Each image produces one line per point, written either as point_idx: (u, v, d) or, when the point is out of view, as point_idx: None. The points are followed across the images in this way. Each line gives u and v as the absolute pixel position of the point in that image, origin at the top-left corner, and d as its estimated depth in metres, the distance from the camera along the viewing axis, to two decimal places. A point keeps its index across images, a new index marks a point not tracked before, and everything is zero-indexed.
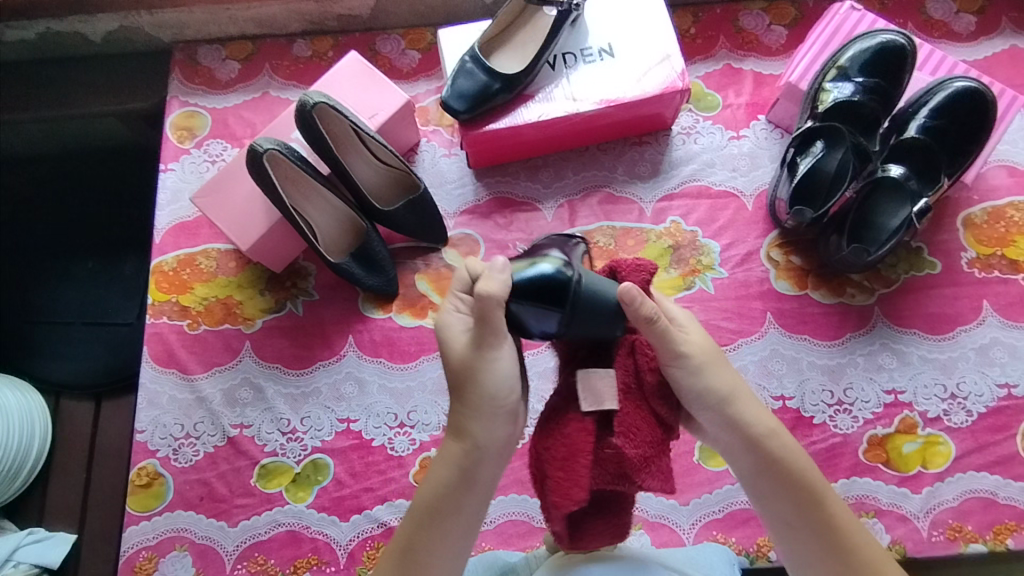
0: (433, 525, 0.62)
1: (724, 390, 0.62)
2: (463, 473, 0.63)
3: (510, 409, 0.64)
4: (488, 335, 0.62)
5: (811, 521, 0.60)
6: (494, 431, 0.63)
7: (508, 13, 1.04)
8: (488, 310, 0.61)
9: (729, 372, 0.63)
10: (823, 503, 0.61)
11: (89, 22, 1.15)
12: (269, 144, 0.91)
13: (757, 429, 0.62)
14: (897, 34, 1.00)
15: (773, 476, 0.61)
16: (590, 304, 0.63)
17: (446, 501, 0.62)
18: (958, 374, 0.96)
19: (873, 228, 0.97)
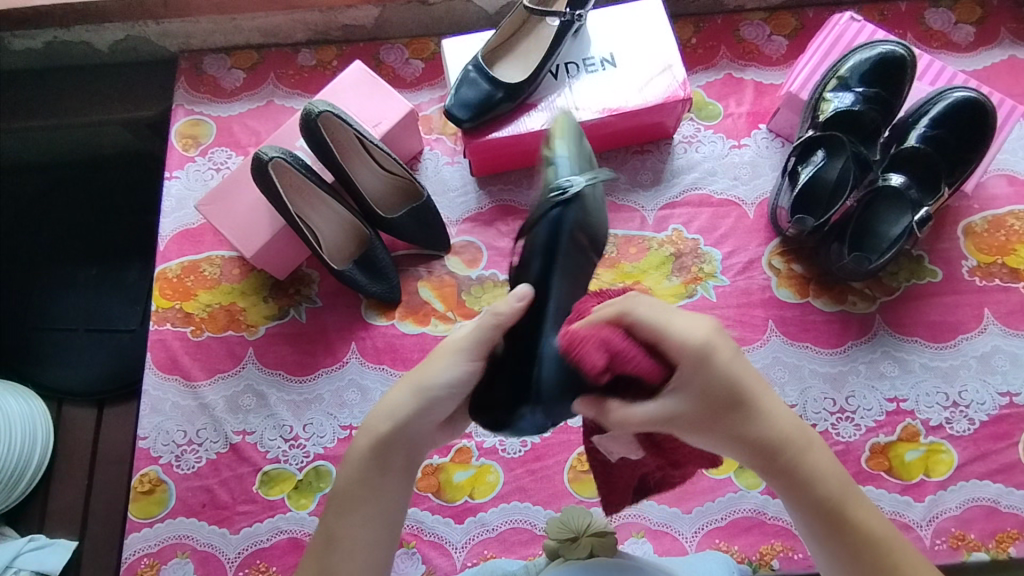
0: (346, 509, 0.63)
1: (725, 433, 0.60)
2: (375, 455, 0.64)
3: (435, 397, 0.64)
4: (467, 342, 0.64)
5: (834, 539, 0.60)
6: (404, 412, 0.64)
7: (511, 23, 1.05)
8: (485, 325, 0.63)
9: (734, 411, 0.60)
10: (850, 522, 0.60)
11: (96, 32, 1.16)
12: (274, 152, 0.92)
13: (771, 456, 0.61)
14: (897, 44, 1.00)
15: (792, 498, 0.61)
16: (550, 394, 0.60)
17: (361, 485, 0.64)
18: (959, 382, 0.96)
19: (874, 237, 0.98)
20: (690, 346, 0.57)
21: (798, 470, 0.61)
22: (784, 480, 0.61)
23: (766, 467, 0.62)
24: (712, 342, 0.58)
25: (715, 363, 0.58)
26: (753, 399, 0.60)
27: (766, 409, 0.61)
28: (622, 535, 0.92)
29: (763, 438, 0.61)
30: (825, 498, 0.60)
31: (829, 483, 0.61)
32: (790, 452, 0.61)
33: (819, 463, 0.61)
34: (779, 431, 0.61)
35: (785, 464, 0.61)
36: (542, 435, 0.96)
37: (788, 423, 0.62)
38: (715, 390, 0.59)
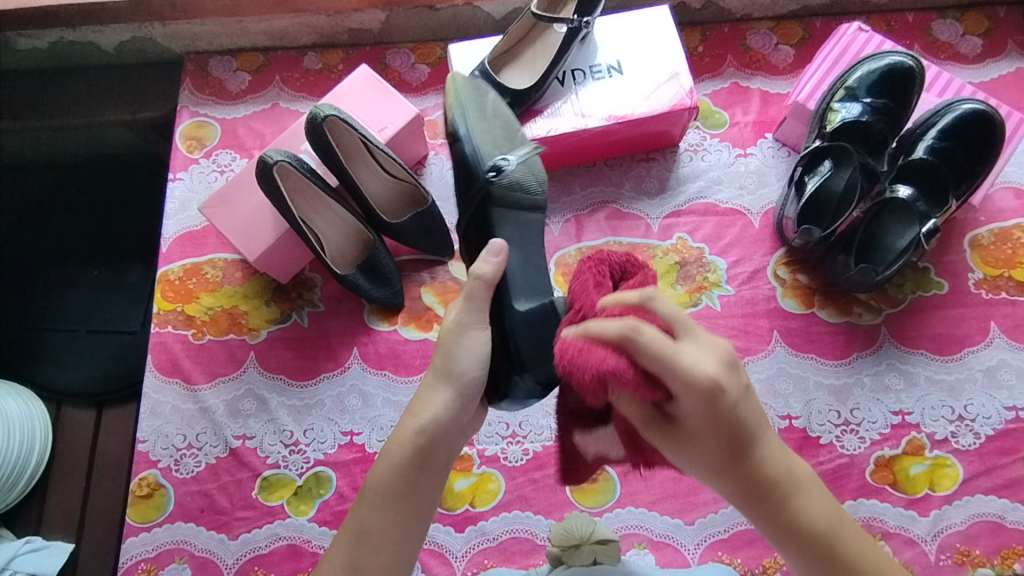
0: (382, 504, 0.63)
1: (725, 461, 0.59)
2: (420, 451, 0.64)
3: (465, 383, 0.67)
4: (470, 315, 0.68)
5: (824, 572, 0.59)
6: (441, 402, 0.66)
7: (518, 30, 1.05)
8: (475, 292, 0.68)
9: (741, 441, 0.58)
10: (844, 559, 0.59)
11: (103, 33, 1.15)
12: (280, 156, 0.91)
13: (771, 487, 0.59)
14: (905, 55, 1.00)
15: (786, 534, 0.60)
16: (535, 349, 0.70)
17: (399, 481, 0.64)
18: (965, 396, 0.96)
19: (881, 248, 0.98)
20: (698, 384, 0.54)
21: (791, 508, 0.60)
22: (775, 520, 0.60)
23: (759, 507, 0.60)
24: (721, 381, 0.54)
25: (721, 401, 0.55)
26: (750, 438, 0.58)
27: (760, 447, 0.59)
28: (624, 546, 0.91)
29: (756, 475, 0.59)
30: (819, 537, 0.59)
31: (822, 522, 0.60)
32: (780, 492, 0.59)
33: (810, 499, 0.60)
34: (772, 469, 0.59)
35: (778, 503, 0.59)
36: (545, 444, 0.95)
37: (778, 461, 0.60)
38: (721, 423, 0.57)
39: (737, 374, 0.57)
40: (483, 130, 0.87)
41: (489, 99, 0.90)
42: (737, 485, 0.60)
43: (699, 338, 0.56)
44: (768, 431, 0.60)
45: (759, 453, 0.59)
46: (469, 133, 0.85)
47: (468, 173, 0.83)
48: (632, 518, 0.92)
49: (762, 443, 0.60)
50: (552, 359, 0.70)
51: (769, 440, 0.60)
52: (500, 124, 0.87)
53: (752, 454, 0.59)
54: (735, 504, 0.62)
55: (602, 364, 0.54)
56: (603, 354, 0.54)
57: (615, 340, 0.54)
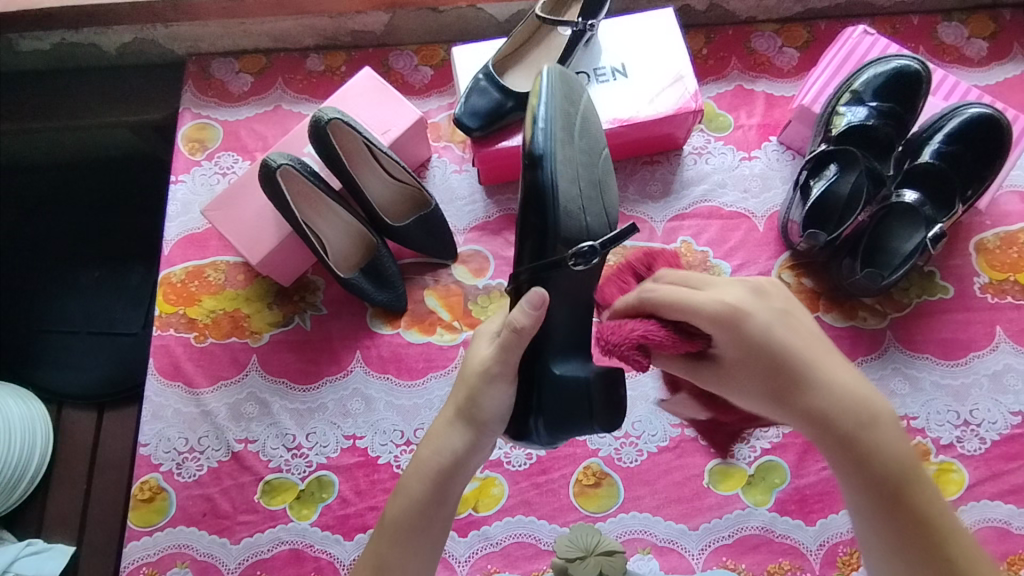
0: (401, 538, 0.65)
1: (789, 397, 0.57)
2: (438, 489, 0.66)
3: (486, 430, 0.66)
4: (499, 363, 0.64)
5: (898, 522, 0.56)
6: (458, 443, 0.66)
7: (523, 32, 1.05)
8: (508, 343, 0.63)
9: (804, 375, 0.57)
10: (914, 503, 0.56)
11: (105, 35, 1.16)
12: (282, 159, 0.91)
13: (847, 425, 0.56)
14: (912, 59, 0.99)
15: (860, 486, 0.57)
16: (556, 405, 0.66)
17: (416, 517, 0.65)
18: (970, 401, 0.95)
19: (886, 252, 0.97)
20: (721, 317, 0.56)
21: (865, 448, 0.56)
22: (847, 458, 0.57)
23: (833, 449, 0.57)
24: (741, 308, 0.56)
25: (748, 328, 0.56)
26: (805, 373, 0.57)
27: (826, 379, 0.57)
28: (628, 552, 0.90)
29: (821, 409, 0.56)
30: (886, 474, 0.56)
31: (895, 461, 0.56)
32: (850, 424, 0.56)
33: (885, 437, 0.56)
34: (838, 403, 0.56)
35: (852, 443, 0.56)
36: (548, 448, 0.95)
37: (848, 393, 0.56)
38: (769, 353, 0.56)
39: (778, 298, 0.59)
40: (563, 157, 0.66)
41: (578, 106, 0.72)
42: (801, 419, 0.57)
43: (723, 282, 0.58)
44: (834, 363, 0.58)
45: (820, 386, 0.56)
46: (553, 169, 0.65)
47: (540, 210, 0.65)
48: (636, 523, 0.92)
49: (825, 382, 0.57)
50: (567, 422, 0.67)
51: (839, 373, 0.57)
52: (582, 147, 0.70)
53: (812, 388, 0.56)
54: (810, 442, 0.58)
55: (631, 332, 0.57)
56: (634, 327, 0.57)
57: (639, 301, 0.59)
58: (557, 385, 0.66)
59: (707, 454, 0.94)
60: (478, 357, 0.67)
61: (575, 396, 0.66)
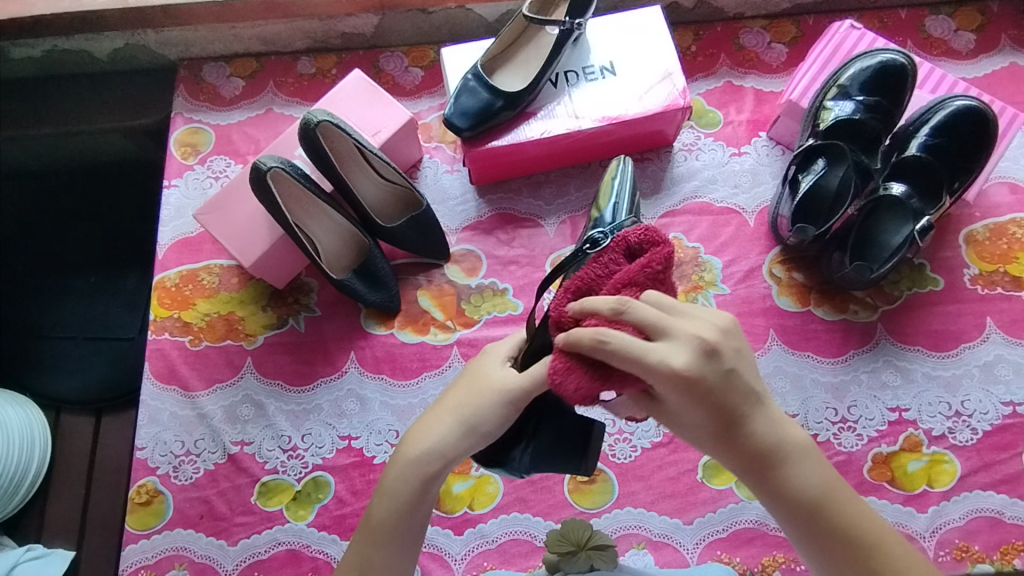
0: (386, 541, 0.64)
1: (717, 434, 0.57)
2: (422, 486, 0.63)
3: (477, 442, 0.63)
4: (521, 398, 0.62)
5: (817, 534, 0.59)
6: (445, 443, 0.63)
7: (511, 31, 1.05)
8: (540, 380, 0.61)
9: (744, 420, 0.57)
10: (831, 517, 0.59)
11: (97, 40, 1.17)
12: (274, 161, 0.91)
13: (771, 452, 0.58)
14: (897, 53, 1.00)
15: (778, 505, 0.59)
16: (551, 443, 0.69)
17: (400, 521, 0.63)
18: (962, 392, 0.96)
19: (876, 245, 0.97)
20: (676, 375, 0.52)
21: (779, 475, 0.59)
22: (764, 482, 0.59)
23: (751, 474, 0.59)
24: (694, 369, 0.53)
25: (696, 388, 0.53)
26: (738, 414, 0.56)
27: (754, 425, 0.57)
28: (623, 547, 0.91)
29: (745, 447, 0.57)
30: (807, 507, 0.59)
31: (813, 496, 0.59)
32: (768, 461, 0.58)
33: (798, 469, 0.59)
34: (766, 437, 0.58)
35: (767, 471, 0.58)
36: None
37: (768, 435, 0.58)
38: (704, 404, 0.54)
39: (728, 358, 0.54)
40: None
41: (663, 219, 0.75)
42: (726, 452, 0.58)
43: (677, 333, 0.53)
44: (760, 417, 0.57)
45: (749, 426, 0.57)
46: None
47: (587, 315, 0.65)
48: (631, 518, 0.92)
49: (754, 419, 0.57)
50: (557, 458, 0.70)
51: (766, 416, 0.58)
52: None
53: (740, 429, 0.57)
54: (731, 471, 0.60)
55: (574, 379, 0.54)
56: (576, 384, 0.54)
57: (588, 359, 0.53)
58: (563, 428, 0.69)
59: None
60: (496, 376, 0.63)
61: (574, 442, 0.70)
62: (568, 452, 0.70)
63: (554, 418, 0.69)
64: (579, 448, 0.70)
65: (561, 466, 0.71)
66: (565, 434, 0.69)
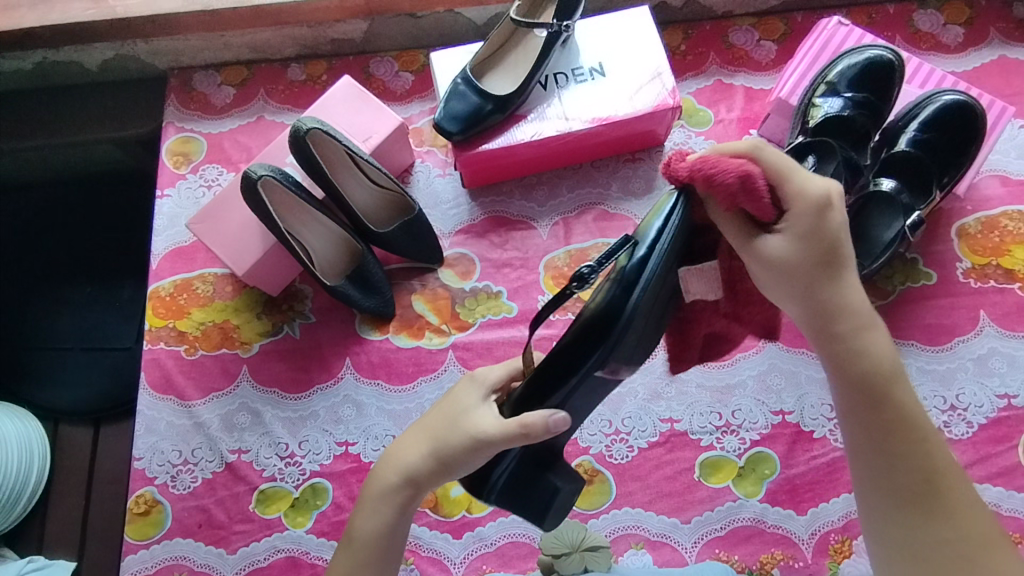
0: (368, 560, 0.65)
1: (811, 286, 0.60)
2: (401, 511, 0.65)
3: (449, 473, 0.64)
4: (488, 443, 0.62)
5: (869, 417, 0.60)
6: (418, 470, 0.64)
7: (500, 35, 1.05)
8: (510, 436, 0.62)
9: (834, 273, 0.60)
10: (896, 402, 0.60)
11: (86, 52, 1.17)
12: (264, 169, 0.91)
13: (851, 322, 0.61)
14: (885, 49, 1.00)
15: (840, 374, 0.61)
16: (528, 488, 0.71)
17: (381, 540, 0.65)
18: (957, 385, 0.96)
19: (869, 241, 0.96)
20: (811, 198, 0.58)
21: (858, 340, 0.61)
22: (841, 343, 0.61)
23: (824, 332, 0.61)
24: (830, 196, 0.59)
25: (825, 216, 0.58)
26: (842, 260, 0.60)
27: (843, 282, 0.60)
28: (622, 547, 0.91)
29: (834, 297, 0.60)
30: (877, 378, 0.60)
31: (885, 369, 0.61)
32: (851, 324, 0.61)
33: (879, 343, 0.61)
34: (855, 301, 0.61)
35: (846, 334, 0.61)
36: None
37: (860, 298, 0.61)
38: (819, 241, 0.59)
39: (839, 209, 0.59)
40: (653, 298, 0.61)
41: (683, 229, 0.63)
42: (813, 303, 0.60)
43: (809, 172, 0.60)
44: (850, 285, 0.61)
45: (845, 279, 0.60)
46: (636, 304, 0.60)
47: (603, 329, 0.61)
48: (628, 517, 0.92)
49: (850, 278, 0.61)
50: (522, 508, 0.72)
51: (855, 282, 0.61)
52: (669, 283, 0.62)
53: (840, 277, 0.60)
54: (803, 327, 0.63)
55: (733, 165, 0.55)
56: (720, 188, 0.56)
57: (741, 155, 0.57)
58: (536, 482, 0.72)
59: (697, 448, 0.95)
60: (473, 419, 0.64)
61: (543, 500, 0.72)
62: (532, 505, 0.72)
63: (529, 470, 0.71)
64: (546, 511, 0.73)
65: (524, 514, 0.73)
66: (538, 490, 0.72)
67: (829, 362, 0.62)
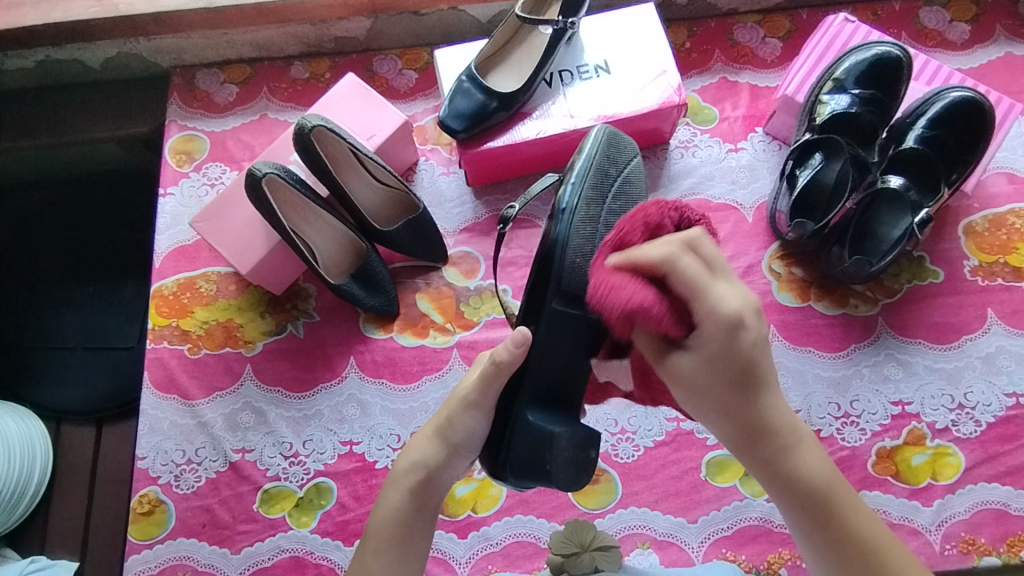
0: (383, 549, 0.64)
1: (734, 417, 0.59)
2: (413, 497, 0.65)
3: (459, 452, 0.66)
4: (476, 396, 0.64)
5: (821, 532, 0.59)
6: (430, 458, 0.66)
7: (504, 32, 1.05)
8: (488, 377, 0.63)
9: (748, 400, 0.59)
10: (839, 514, 0.59)
11: (88, 49, 1.16)
12: (268, 168, 0.90)
13: (776, 442, 0.59)
14: (892, 45, 1.00)
15: (784, 496, 0.60)
16: (524, 441, 0.65)
17: (396, 527, 0.65)
18: (964, 384, 0.95)
19: (875, 239, 0.97)
20: (721, 321, 0.55)
21: (789, 458, 0.59)
22: (772, 467, 0.60)
23: (753, 456, 0.61)
24: (744, 315, 0.56)
25: (737, 336, 0.56)
26: (757, 380, 0.58)
27: (763, 399, 0.59)
28: (628, 547, 0.91)
29: (756, 416, 0.59)
30: (817, 497, 0.59)
31: (822, 481, 0.59)
32: (777, 446, 0.60)
33: (808, 458, 0.60)
34: (775, 417, 0.59)
35: (774, 454, 0.60)
36: None
37: (782, 411, 0.60)
38: (728, 365, 0.57)
39: (754, 327, 0.56)
40: (584, 227, 0.67)
41: (622, 169, 0.74)
42: (733, 426, 0.60)
43: (731, 276, 0.57)
44: (775, 404, 0.59)
45: (764, 398, 0.59)
46: (568, 230, 0.66)
47: (547, 261, 0.65)
48: (634, 518, 0.92)
49: (768, 391, 0.59)
50: (530, 470, 0.65)
51: (775, 400, 0.59)
52: (608, 217, 0.69)
53: (758, 396, 0.59)
54: (730, 445, 0.62)
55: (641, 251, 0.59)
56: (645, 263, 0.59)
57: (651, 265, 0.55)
58: (531, 434, 0.64)
59: (703, 447, 0.94)
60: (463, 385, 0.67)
61: (541, 455, 0.65)
62: (534, 461, 0.65)
63: (521, 423, 0.65)
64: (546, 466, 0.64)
65: (539, 482, 0.67)
66: (534, 442, 0.65)
67: (767, 486, 0.61)
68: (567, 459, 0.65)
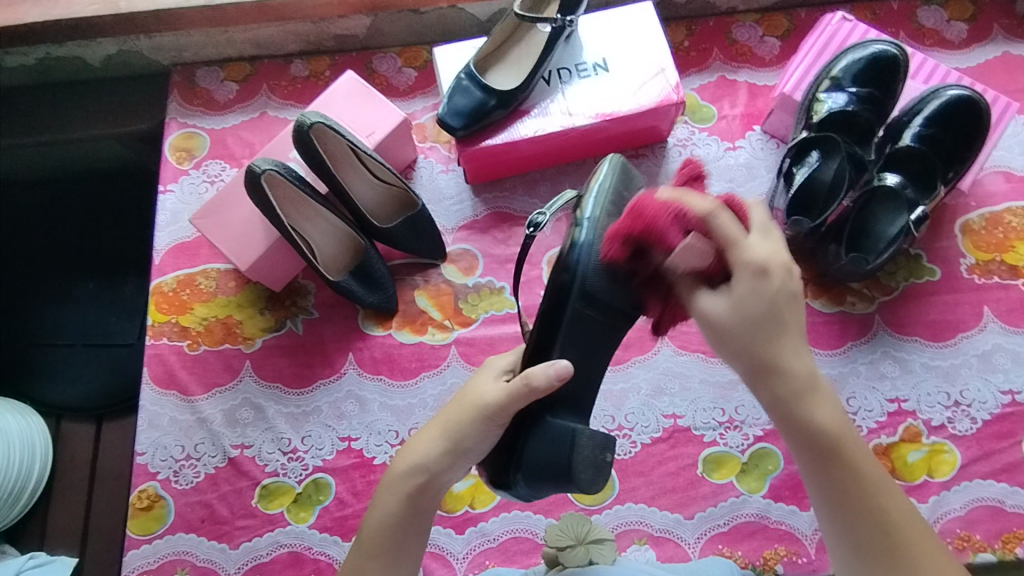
0: (379, 552, 0.64)
1: (764, 361, 0.56)
2: (411, 500, 0.64)
3: (463, 457, 0.64)
4: (497, 410, 0.62)
5: (830, 481, 0.57)
6: (433, 459, 0.64)
7: (503, 30, 1.05)
8: (517, 395, 0.61)
9: (776, 341, 0.56)
10: (849, 465, 0.57)
11: (90, 47, 1.16)
12: (267, 165, 0.91)
13: (794, 386, 0.57)
14: (889, 44, 1.00)
15: (797, 443, 0.57)
16: (545, 453, 0.63)
17: (393, 531, 0.64)
18: (961, 381, 0.96)
19: (871, 237, 0.98)
20: (748, 263, 0.56)
21: (806, 406, 0.57)
22: (787, 412, 0.57)
23: (772, 399, 0.57)
24: (769, 264, 0.56)
25: (764, 281, 0.56)
26: (778, 325, 0.56)
27: (781, 346, 0.56)
28: (624, 543, 0.91)
29: (777, 360, 0.56)
30: (828, 448, 0.57)
31: (836, 435, 0.57)
32: (798, 388, 0.57)
33: (824, 406, 0.57)
34: (797, 364, 0.57)
35: (796, 400, 0.57)
36: None
37: (805, 361, 0.57)
38: (755, 310, 0.56)
39: (780, 279, 0.56)
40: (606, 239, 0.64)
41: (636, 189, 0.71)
42: (750, 359, 0.57)
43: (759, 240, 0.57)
44: (796, 348, 0.57)
45: (781, 345, 0.56)
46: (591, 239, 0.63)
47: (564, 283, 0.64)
48: (631, 514, 0.92)
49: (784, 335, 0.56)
50: (550, 479, 0.64)
51: (794, 348, 0.57)
52: None
53: (776, 342, 0.56)
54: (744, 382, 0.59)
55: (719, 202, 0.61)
56: None
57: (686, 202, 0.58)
58: (551, 439, 0.63)
59: (700, 444, 0.95)
60: (476, 392, 0.64)
61: (562, 457, 0.63)
62: (557, 469, 0.63)
63: (542, 428, 0.64)
64: (567, 468, 0.63)
65: (558, 488, 0.65)
66: (552, 450, 0.63)
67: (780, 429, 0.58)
68: (587, 459, 0.64)
